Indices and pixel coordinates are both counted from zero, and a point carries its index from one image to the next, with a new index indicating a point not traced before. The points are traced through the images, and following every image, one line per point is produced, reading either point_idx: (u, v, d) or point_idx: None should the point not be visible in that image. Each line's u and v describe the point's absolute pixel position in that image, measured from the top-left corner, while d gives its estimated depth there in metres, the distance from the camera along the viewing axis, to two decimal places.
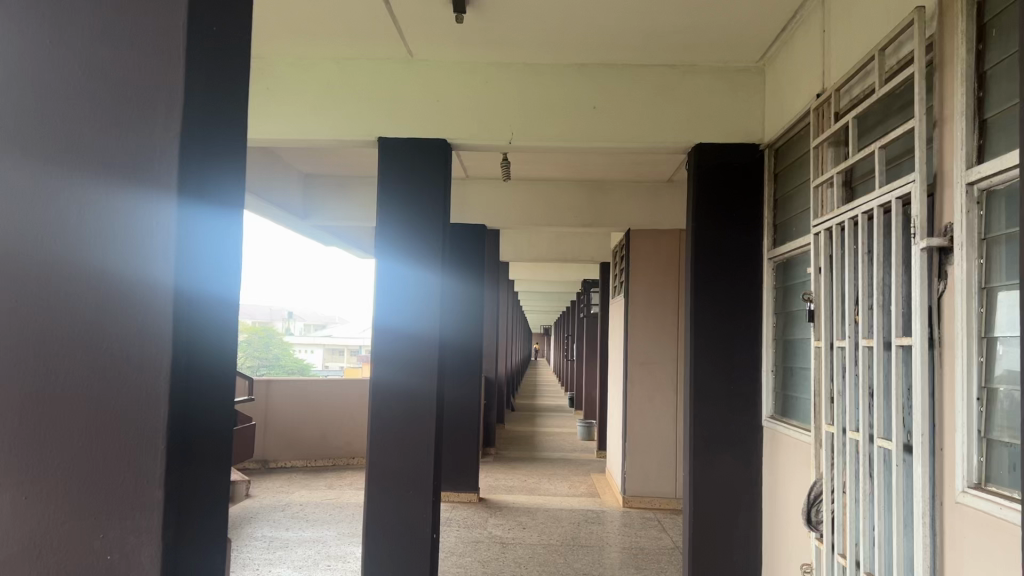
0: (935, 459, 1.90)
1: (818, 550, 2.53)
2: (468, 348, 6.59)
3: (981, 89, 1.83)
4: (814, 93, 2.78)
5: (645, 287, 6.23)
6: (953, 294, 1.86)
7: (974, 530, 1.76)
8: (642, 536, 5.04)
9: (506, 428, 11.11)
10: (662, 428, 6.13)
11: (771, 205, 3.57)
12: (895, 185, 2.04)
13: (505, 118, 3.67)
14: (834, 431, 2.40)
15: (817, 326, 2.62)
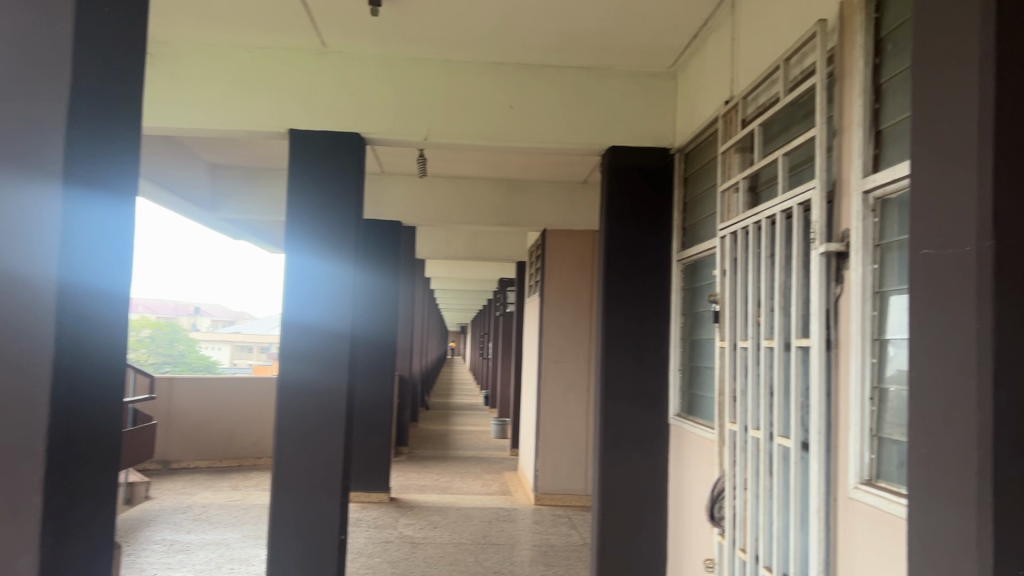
0: (830, 456, 1.97)
1: (720, 546, 2.59)
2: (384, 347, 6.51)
3: (877, 101, 1.91)
4: (723, 100, 2.85)
5: (559, 287, 6.32)
6: (849, 297, 1.93)
7: (865, 525, 1.83)
8: (552, 533, 5.09)
9: (419, 426, 11.01)
10: (574, 426, 6.21)
11: (681, 208, 3.66)
12: (797, 192, 2.12)
13: (421, 113, 3.63)
14: (737, 428, 2.47)
15: (721, 326, 2.69)
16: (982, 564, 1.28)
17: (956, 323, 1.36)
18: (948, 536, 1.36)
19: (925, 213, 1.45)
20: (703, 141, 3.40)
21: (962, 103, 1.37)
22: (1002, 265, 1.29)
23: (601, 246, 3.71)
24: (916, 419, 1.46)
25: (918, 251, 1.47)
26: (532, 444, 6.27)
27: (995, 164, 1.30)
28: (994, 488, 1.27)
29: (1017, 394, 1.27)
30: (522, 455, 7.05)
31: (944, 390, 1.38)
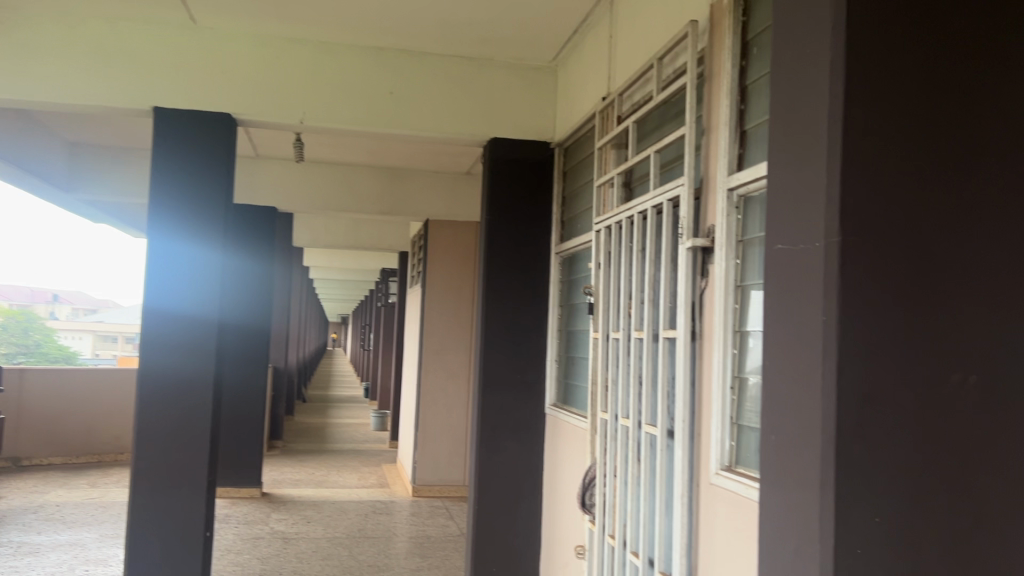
0: (694, 443, 2.05)
1: (590, 533, 2.65)
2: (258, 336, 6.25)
3: (743, 102, 1.98)
4: (600, 96, 2.90)
5: (440, 278, 6.31)
6: (713, 291, 2.01)
7: (724, 509, 1.92)
8: (429, 525, 5.08)
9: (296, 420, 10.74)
10: (453, 417, 6.25)
11: (560, 201, 3.72)
12: (667, 188, 2.18)
13: (298, 96, 3.53)
14: (608, 417, 2.53)
15: (595, 318, 2.74)
16: (823, 544, 1.36)
17: (805, 317, 1.43)
18: (793, 519, 1.43)
19: (780, 209, 1.52)
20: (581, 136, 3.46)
21: (813, 103, 1.44)
22: (847, 259, 1.36)
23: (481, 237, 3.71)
24: (768, 407, 1.53)
25: (773, 247, 1.54)
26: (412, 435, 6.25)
27: (842, 164, 1.37)
28: (835, 471, 1.35)
29: (857, 382, 1.36)
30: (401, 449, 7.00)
31: (792, 378, 1.46)
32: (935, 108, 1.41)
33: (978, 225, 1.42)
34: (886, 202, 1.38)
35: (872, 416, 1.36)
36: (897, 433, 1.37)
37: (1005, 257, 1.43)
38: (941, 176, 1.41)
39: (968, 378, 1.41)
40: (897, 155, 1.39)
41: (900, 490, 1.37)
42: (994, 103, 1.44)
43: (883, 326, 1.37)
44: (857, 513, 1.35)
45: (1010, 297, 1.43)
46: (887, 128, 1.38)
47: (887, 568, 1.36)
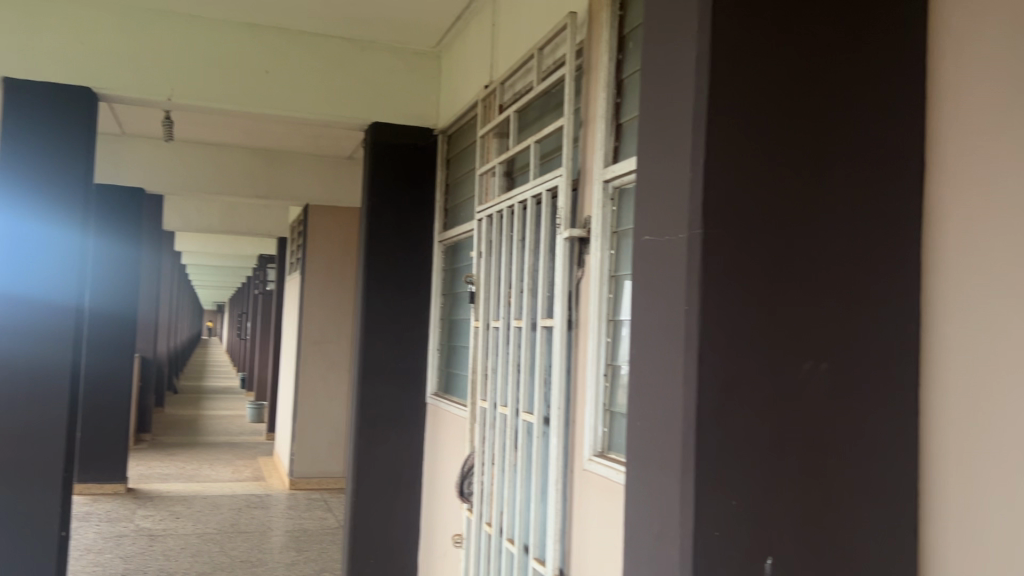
0: (569, 429, 2.09)
1: (468, 521, 2.66)
2: (125, 319, 6.00)
3: (619, 96, 2.02)
4: (482, 84, 2.89)
5: (321, 268, 6.28)
6: (589, 280, 2.04)
7: (595, 494, 1.96)
8: (306, 518, 4.97)
9: (167, 412, 10.29)
10: (333, 409, 6.22)
11: (443, 187, 3.69)
12: (546, 178, 2.21)
13: (167, 70, 3.36)
14: (487, 405, 2.54)
15: (476, 307, 2.74)
16: (684, 528, 1.40)
17: (668, 306, 1.47)
18: (656, 506, 1.47)
19: (649, 200, 1.56)
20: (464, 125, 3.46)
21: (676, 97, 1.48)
22: (709, 252, 1.41)
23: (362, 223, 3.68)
24: (635, 394, 1.57)
25: (641, 238, 1.58)
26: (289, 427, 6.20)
27: (705, 158, 1.41)
28: (696, 455, 1.39)
29: (716, 371, 1.41)
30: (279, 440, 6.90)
31: (657, 367, 1.50)
32: (793, 107, 1.47)
33: (830, 220, 1.50)
34: (747, 198, 1.43)
35: (728, 404, 1.41)
36: (754, 419, 1.43)
37: (854, 250, 1.51)
38: (799, 172, 1.47)
39: (819, 365, 1.48)
40: (758, 152, 1.44)
41: (753, 476, 1.43)
42: (848, 104, 1.52)
43: (740, 316, 1.43)
44: (715, 496, 1.40)
45: (860, 288, 1.51)
46: (749, 126, 1.44)
47: (740, 549, 1.42)
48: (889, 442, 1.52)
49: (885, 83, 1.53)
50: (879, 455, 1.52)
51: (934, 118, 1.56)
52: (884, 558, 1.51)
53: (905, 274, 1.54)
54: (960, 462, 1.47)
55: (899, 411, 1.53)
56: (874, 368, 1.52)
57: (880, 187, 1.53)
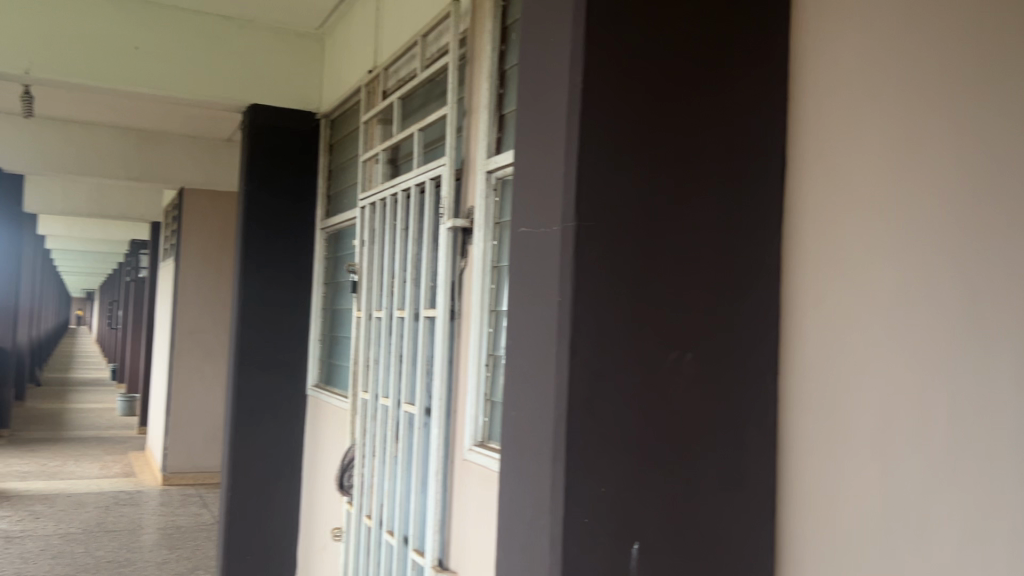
0: (450, 419, 2.08)
1: (348, 514, 2.63)
2: None
3: (501, 87, 2.02)
4: (365, 68, 2.85)
5: (196, 258, 6.33)
6: (471, 271, 2.04)
7: (475, 484, 1.96)
8: (180, 514, 4.79)
9: (26, 406, 9.71)
10: (208, 400, 6.37)
11: (325, 174, 3.80)
12: (429, 167, 2.19)
13: (29, 40, 3.18)
14: (368, 396, 2.52)
15: (358, 296, 2.71)
16: (553, 514, 1.42)
17: (543, 297, 1.48)
18: (529, 497, 1.49)
19: (524, 193, 1.57)
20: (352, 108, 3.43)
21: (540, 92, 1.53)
22: (581, 245, 1.42)
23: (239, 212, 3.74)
24: (510, 384, 1.58)
25: (517, 230, 1.59)
26: (163, 416, 6.29)
27: (579, 151, 1.43)
28: (566, 444, 1.41)
29: (587, 362, 1.43)
30: (150, 434, 6.77)
31: (531, 358, 1.51)
32: (665, 105, 1.51)
33: (698, 217, 1.55)
34: (618, 191, 1.46)
35: (599, 394, 1.44)
36: (623, 408, 1.46)
37: (721, 245, 1.57)
38: (668, 168, 1.51)
39: (685, 356, 1.53)
40: (630, 146, 1.47)
41: (623, 462, 1.47)
42: (717, 103, 1.57)
43: (612, 308, 1.45)
44: (585, 483, 1.43)
45: (727, 281, 1.57)
46: (623, 120, 1.46)
47: (609, 536, 1.45)
48: (751, 430, 1.60)
49: (750, 83, 1.59)
50: (742, 439, 1.59)
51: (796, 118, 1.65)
52: (746, 541, 1.59)
53: (767, 267, 1.62)
54: (818, 443, 1.57)
55: (760, 398, 1.61)
56: (737, 360, 1.58)
57: (746, 184, 1.59)
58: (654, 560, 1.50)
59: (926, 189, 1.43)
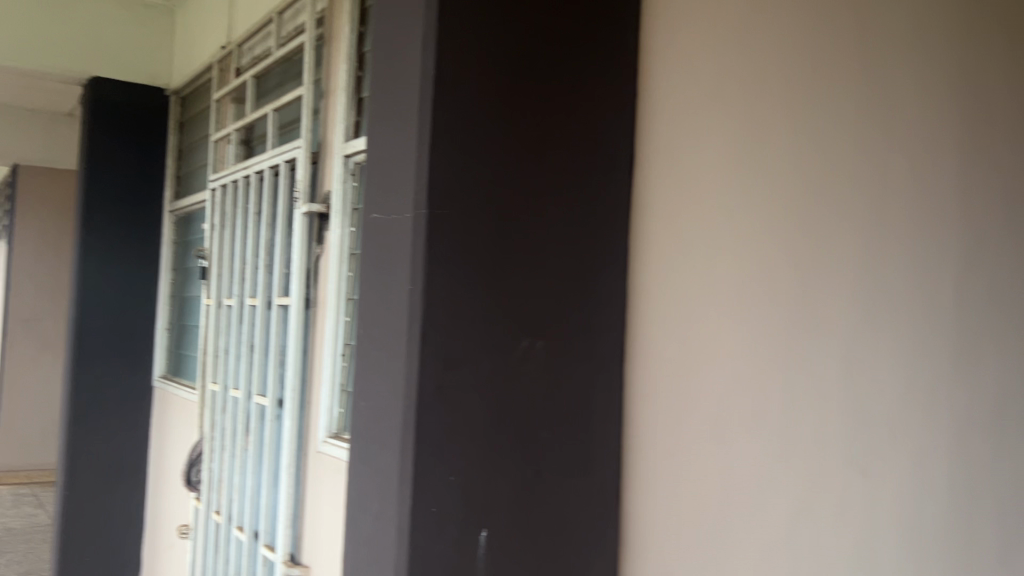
0: (304, 411, 2.03)
1: (195, 510, 2.56)
2: None
3: (360, 69, 1.97)
4: (219, 44, 2.74)
5: (31, 240, 5.98)
6: (327, 258, 1.99)
7: (327, 476, 1.92)
8: (10, 515, 4.49)
9: None
10: (43, 392, 6.02)
11: (175, 153, 3.79)
12: (285, 149, 2.13)
13: None
14: (218, 388, 2.45)
15: (207, 283, 2.65)
16: (400, 504, 1.39)
17: (393, 285, 1.45)
18: (377, 490, 1.45)
19: (373, 181, 1.54)
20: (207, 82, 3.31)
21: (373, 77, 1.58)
22: (433, 236, 1.40)
23: (79, 188, 3.66)
24: (360, 373, 1.54)
25: (368, 216, 1.55)
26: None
27: (430, 139, 1.40)
28: (414, 436, 1.39)
29: (437, 352, 1.41)
30: None
31: (381, 346, 1.48)
32: (516, 95, 1.51)
33: (550, 206, 1.57)
34: (470, 179, 1.45)
35: (449, 384, 1.43)
36: (473, 395, 1.46)
37: (573, 235, 1.60)
38: (521, 157, 1.52)
39: (536, 343, 1.55)
40: (483, 136, 1.47)
41: (473, 451, 1.46)
42: (570, 96, 1.59)
43: (464, 296, 1.45)
44: (432, 474, 1.41)
45: (577, 269, 1.60)
46: (476, 110, 1.46)
47: (456, 528, 1.44)
48: (597, 416, 1.64)
49: (600, 76, 1.63)
50: (588, 426, 1.62)
51: (646, 110, 1.72)
52: (591, 526, 1.63)
53: (613, 255, 1.66)
54: (662, 428, 1.66)
55: (605, 385, 1.65)
56: (584, 347, 1.61)
57: (596, 175, 1.63)
58: (502, 546, 1.51)
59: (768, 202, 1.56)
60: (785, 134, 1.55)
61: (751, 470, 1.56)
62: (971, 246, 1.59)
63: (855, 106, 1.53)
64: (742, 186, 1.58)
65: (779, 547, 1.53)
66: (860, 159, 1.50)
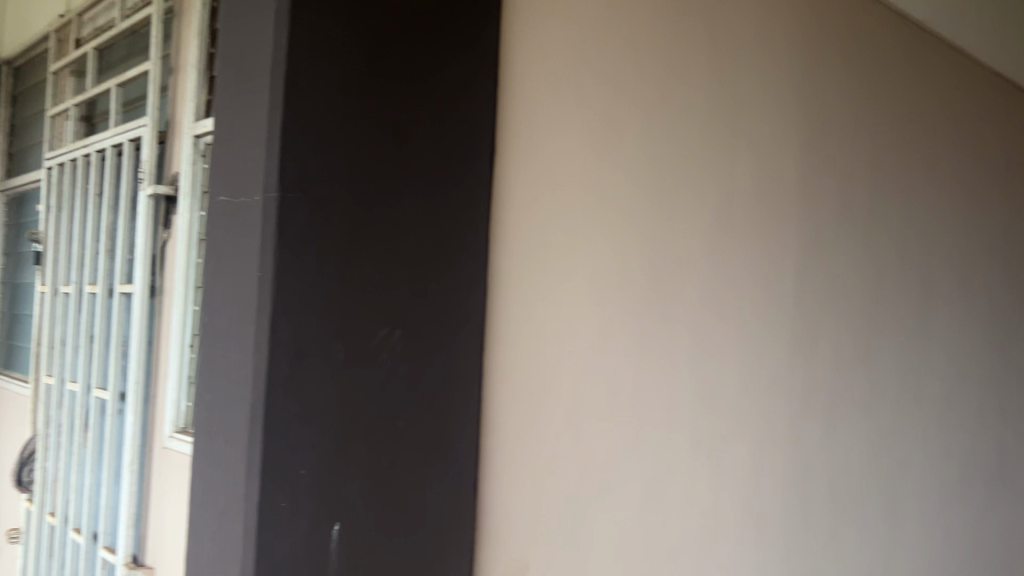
0: (147, 407, 2.14)
1: (27, 513, 2.60)
2: None
3: (212, 47, 2.13)
4: (56, 13, 2.78)
5: None
6: (174, 243, 2.13)
7: (170, 471, 2.05)
8: None
9: None
10: None
11: (8, 128, 3.75)
12: (129, 128, 2.25)
13: None
14: (53, 381, 2.51)
15: (41, 270, 2.68)
16: (248, 501, 1.23)
17: (242, 269, 1.30)
18: (222, 491, 1.30)
19: (219, 159, 1.43)
20: (42, 54, 3.09)
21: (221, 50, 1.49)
22: (286, 215, 1.25)
23: None
24: (204, 364, 1.40)
25: (215, 198, 1.43)
26: None
27: (284, 107, 1.25)
28: (264, 428, 1.23)
29: (288, 340, 1.25)
30: None
31: (228, 333, 1.33)
32: (378, 64, 1.38)
33: (417, 184, 1.45)
34: (327, 153, 1.30)
35: (301, 374, 1.27)
36: (330, 390, 1.31)
37: (431, 219, 1.48)
38: (379, 134, 1.38)
39: (393, 333, 1.41)
40: (342, 110, 1.32)
41: (329, 448, 1.32)
42: (435, 68, 1.48)
43: (320, 281, 1.30)
44: (283, 467, 1.25)
45: (441, 252, 1.50)
46: (336, 81, 1.31)
47: (307, 533, 1.29)
48: (463, 408, 1.54)
49: (465, 52, 1.53)
50: (447, 418, 1.51)
51: (517, 93, 1.65)
52: (458, 522, 1.53)
53: (479, 239, 1.57)
54: (524, 417, 1.65)
55: (469, 375, 1.55)
56: (447, 336, 1.51)
57: (462, 154, 1.53)
58: (356, 542, 1.36)
59: (616, 203, 1.81)
60: (626, 149, 1.83)
61: (600, 438, 1.77)
62: (704, 239, 2.00)
63: (742, 153, 2.10)
64: (598, 189, 1.78)
65: (615, 500, 1.80)
66: (707, 180, 2.01)
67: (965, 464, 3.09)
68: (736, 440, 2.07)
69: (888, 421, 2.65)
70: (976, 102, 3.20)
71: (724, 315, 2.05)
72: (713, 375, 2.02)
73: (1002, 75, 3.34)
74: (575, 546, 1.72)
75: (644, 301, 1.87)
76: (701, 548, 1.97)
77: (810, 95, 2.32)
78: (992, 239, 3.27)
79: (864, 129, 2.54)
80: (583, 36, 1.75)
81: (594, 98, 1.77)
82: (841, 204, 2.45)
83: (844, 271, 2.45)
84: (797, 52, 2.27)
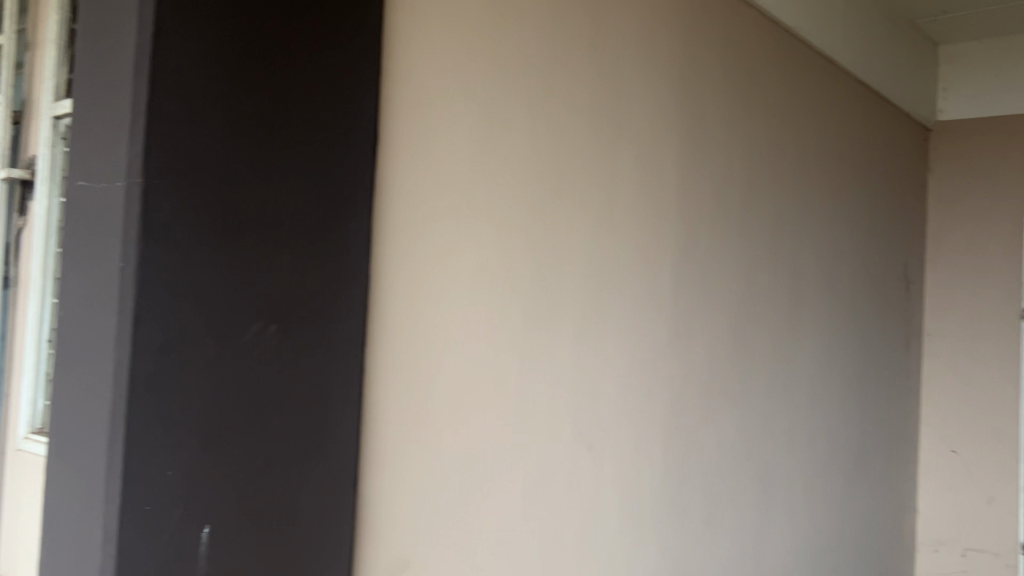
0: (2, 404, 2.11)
1: None
2: None
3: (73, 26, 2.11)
4: None
5: None
6: (29, 229, 2.12)
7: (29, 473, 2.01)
8: None
9: None
10: None
11: None
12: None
13: None
14: None
15: None
16: (107, 505, 1.16)
17: (101, 259, 1.22)
18: (78, 494, 1.22)
19: (76, 142, 1.34)
20: None
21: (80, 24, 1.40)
22: (150, 204, 1.18)
23: None
24: (58, 359, 1.31)
25: (72, 182, 1.33)
26: None
27: (149, 91, 1.18)
28: (126, 427, 1.16)
29: (152, 334, 1.19)
30: None
31: (84, 327, 1.25)
32: (253, 48, 1.32)
33: (296, 172, 1.40)
34: (198, 138, 1.24)
35: (166, 369, 1.21)
36: (198, 386, 1.25)
37: (310, 208, 1.43)
38: (255, 119, 1.33)
39: (269, 326, 1.36)
40: (214, 94, 1.27)
41: (197, 447, 1.26)
42: (315, 54, 1.43)
43: (189, 272, 1.24)
44: (146, 468, 1.19)
45: (320, 242, 1.45)
46: (207, 66, 1.26)
47: (173, 535, 1.22)
48: (342, 402, 1.51)
49: (346, 38, 1.49)
50: (326, 412, 1.47)
51: (400, 83, 1.62)
52: (337, 518, 1.49)
53: (359, 230, 1.53)
54: (406, 411, 1.63)
55: (348, 369, 1.51)
56: (325, 329, 1.47)
57: (342, 143, 1.49)
58: (228, 544, 1.31)
59: (499, 196, 1.82)
60: (510, 143, 1.84)
61: (482, 430, 1.78)
62: (585, 233, 2.04)
63: (623, 149, 2.15)
64: (482, 182, 1.78)
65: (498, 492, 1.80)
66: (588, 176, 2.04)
67: (829, 450, 3.27)
68: (616, 432, 2.12)
69: (760, 409, 2.78)
70: (845, 107, 3.38)
71: (605, 311, 2.09)
72: (594, 367, 2.06)
73: (868, 84, 3.54)
74: (457, 538, 1.71)
75: (529, 296, 1.89)
76: (581, 536, 2.01)
77: (688, 96, 2.40)
78: (856, 238, 3.46)
79: (739, 132, 2.64)
80: (468, 28, 1.74)
81: (479, 92, 1.77)
82: (717, 203, 2.53)
83: (720, 266, 2.54)
84: (677, 52, 2.34)
